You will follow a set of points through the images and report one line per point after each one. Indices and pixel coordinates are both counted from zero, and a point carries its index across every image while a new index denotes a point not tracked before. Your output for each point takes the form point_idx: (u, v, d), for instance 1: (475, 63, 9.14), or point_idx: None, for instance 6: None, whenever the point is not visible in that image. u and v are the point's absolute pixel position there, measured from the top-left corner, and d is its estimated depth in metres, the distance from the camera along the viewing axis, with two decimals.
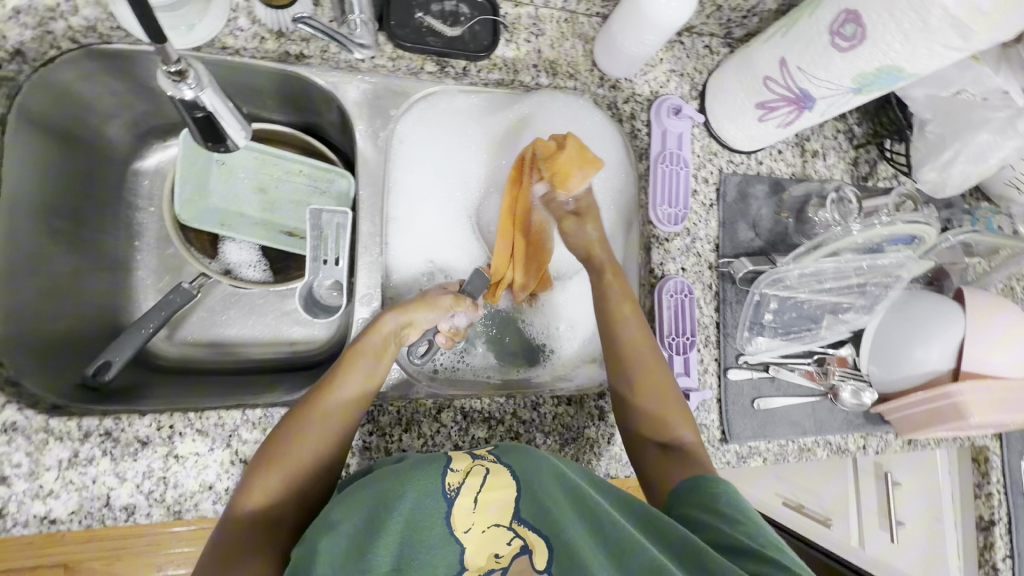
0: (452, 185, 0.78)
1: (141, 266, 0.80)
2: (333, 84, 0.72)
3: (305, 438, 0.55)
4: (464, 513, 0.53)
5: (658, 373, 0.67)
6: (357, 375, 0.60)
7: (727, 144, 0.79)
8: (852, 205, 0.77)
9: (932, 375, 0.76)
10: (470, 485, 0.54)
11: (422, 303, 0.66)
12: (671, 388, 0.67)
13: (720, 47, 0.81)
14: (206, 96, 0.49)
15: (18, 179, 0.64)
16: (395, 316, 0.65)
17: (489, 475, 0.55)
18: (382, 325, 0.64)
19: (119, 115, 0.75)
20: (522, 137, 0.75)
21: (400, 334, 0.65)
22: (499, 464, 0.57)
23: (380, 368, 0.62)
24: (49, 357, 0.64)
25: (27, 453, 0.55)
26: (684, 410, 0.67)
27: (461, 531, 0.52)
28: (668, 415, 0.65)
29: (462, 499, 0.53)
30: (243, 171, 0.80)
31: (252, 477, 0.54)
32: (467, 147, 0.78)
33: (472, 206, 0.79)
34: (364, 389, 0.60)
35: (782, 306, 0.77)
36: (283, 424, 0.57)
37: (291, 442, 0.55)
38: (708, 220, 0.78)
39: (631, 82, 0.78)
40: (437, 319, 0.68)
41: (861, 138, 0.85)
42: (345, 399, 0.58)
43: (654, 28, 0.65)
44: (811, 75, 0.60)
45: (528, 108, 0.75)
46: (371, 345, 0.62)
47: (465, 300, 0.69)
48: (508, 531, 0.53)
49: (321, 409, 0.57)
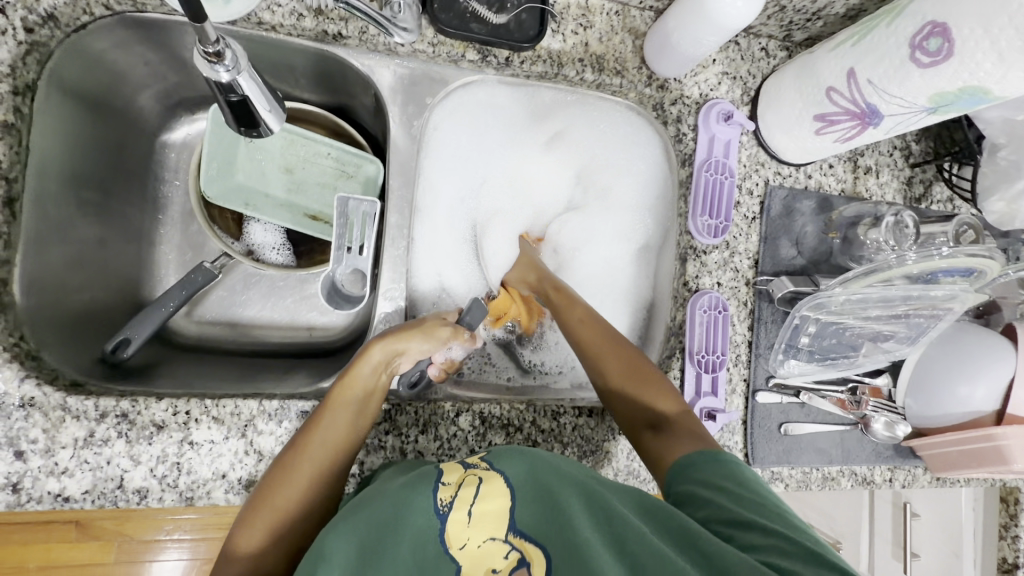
0: (488, 185, 0.78)
1: (164, 241, 0.78)
2: (370, 68, 0.70)
3: (289, 485, 0.53)
4: (458, 528, 0.51)
5: (623, 353, 0.64)
6: (342, 410, 0.56)
7: (777, 155, 0.75)
8: (909, 230, 0.71)
9: (976, 416, 0.72)
10: (462, 497, 0.52)
11: (415, 332, 0.63)
12: (642, 366, 0.63)
13: (777, 50, 0.77)
14: (243, 79, 0.47)
15: (48, 148, 0.62)
16: (380, 347, 0.61)
17: (483, 484, 0.53)
18: (368, 356, 0.60)
19: (151, 86, 0.73)
20: (553, 153, 0.79)
21: (390, 363, 0.62)
22: (491, 472, 0.55)
23: (370, 401, 0.59)
24: (70, 331, 0.63)
25: (44, 429, 0.54)
26: (664, 384, 0.62)
27: (456, 548, 0.51)
28: (647, 393, 0.61)
29: (455, 514, 0.52)
30: (270, 150, 0.77)
31: (241, 524, 0.51)
32: (498, 147, 0.78)
33: (494, 207, 0.79)
34: (353, 427, 0.57)
35: (821, 330, 0.73)
36: (268, 472, 0.54)
37: (272, 489, 0.52)
38: (748, 234, 0.75)
39: (680, 83, 0.74)
40: (431, 350, 0.64)
41: (918, 156, 0.80)
42: (334, 439, 0.55)
43: (715, 28, 0.61)
44: (883, 89, 0.55)
45: (561, 124, 0.77)
46: (356, 377, 0.59)
47: (464, 333, 0.67)
48: (503, 544, 0.51)
49: (304, 453, 0.54)
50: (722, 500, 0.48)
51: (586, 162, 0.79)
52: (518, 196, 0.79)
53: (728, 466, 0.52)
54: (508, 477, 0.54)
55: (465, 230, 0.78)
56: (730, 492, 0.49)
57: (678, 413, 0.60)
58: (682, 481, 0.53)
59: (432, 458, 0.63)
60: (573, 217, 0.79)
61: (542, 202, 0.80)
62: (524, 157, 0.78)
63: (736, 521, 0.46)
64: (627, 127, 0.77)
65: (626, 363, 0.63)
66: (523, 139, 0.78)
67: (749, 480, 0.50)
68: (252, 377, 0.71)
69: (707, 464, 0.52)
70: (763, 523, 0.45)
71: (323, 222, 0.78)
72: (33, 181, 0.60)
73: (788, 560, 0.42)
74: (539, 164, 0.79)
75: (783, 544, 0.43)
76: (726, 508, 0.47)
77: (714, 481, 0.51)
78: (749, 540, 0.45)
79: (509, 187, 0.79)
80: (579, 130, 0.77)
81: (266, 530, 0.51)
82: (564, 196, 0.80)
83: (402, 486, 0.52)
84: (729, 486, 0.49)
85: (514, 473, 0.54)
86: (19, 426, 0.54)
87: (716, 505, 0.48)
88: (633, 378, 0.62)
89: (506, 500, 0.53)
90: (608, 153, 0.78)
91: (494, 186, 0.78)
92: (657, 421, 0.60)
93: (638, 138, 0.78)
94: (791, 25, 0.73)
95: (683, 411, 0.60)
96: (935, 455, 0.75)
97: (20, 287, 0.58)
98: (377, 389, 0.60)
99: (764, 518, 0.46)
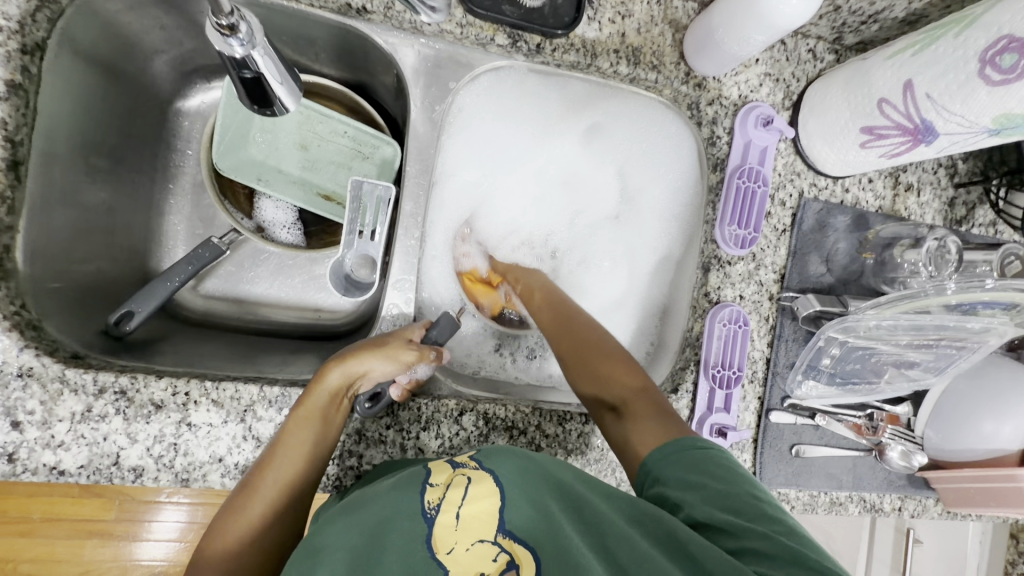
0: (530, 179, 0.77)
1: (173, 212, 0.76)
2: (392, 46, 0.66)
3: (247, 513, 0.53)
4: (446, 532, 0.48)
5: (581, 336, 0.64)
6: (298, 439, 0.55)
7: (815, 166, 0.71)
8: (951, 257, 0.67)
9: (998, 454, 0.69)
10: (450, 500, 0.49)
11: (371, 350, 0.60)
12: (604, 347, 0.63)
13: (825, 53, 0.73)
14: (258, 55, 0.45)
15: (57, 111, 0.60)
16: (336, 370, 0.59)
17: (471, 485, 0.50)
18: (325, 381, 0.58)
19: (166, 51, 0.70)
20: (590, 148, 0.77)
21: (349, 386, 0.60)
22: (481, 471, 0.51)
23: (329, 425, 0.57)
24: (73, 302, 0.62)
25: (41, 401, 0.53)
26: (628, 362, 0.61)
27: (442, 553, 0.47)
28: (603, 373, 0.60)
29: (442, 517, 0.48)
30: (287, 125, 0.74)
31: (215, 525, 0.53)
32: (525, 134, 0.75)
33: (519, 191, 0.77)
34: (313, 444, 0.56)
35: (846, 354, 0.70)
36: (236, 488, 0.55)
37: (232, 513, 0.53)
38: (777, 247, 0.71)
39: (719, 82, 0.70)
40: (393, 372, 0.61)
41: (964, 176, 0.76)
42: (291, 455, 0.55)
43: (765, 28, 0.57)
44: (942, 106, 0.51)
45: (597, 116, 0.75)
46: (313, 400, 0.57)
47: (430, 353, 0.63)
48: (493, 545, 0.48)
49: (261, 483, 0.54)
50: (694, 497, 0.46)
51: (628, 158, 0.77)
52: (564, 191, 0.78)
53: (700, 455, 0.50)
54: (498, 477, 0.50)
55: (494, 223, 0.78)
56: (706, 489, 0.47)
57: (637, 391, 0.58)
58: (656, 476, 0.51)
59: (432, 455, 0.62)
60: (615, 218, 0.78)
61: (587, 200, 0.78)
62: (567, 150, 0.77)
63: (710, 521, 0.45)
64: (667, 124, 0.74)
65: (586, 346, 0.63)
66: (561, 133, 0.76)
67: (725, 469, 0.48)
68: (255, 355, 0.70)
69: (675, 457, 0.50)
70: (737, 522, 0.44)
71: (335, 203, 0.76)
72: (40, 145, 0.58)
73: (762, 563, 0.41)
74: (580, 160, 0.77)
75: (756, 544, 0.42)
76: (700, 509, 0.46)
77: (684, 477, 0.48)
78: (727, 541, 0.44)
79: (553, 181, 0.78)
80: (618, 126, 0.75)
81: (226, 555, 0.51)
82: (606, 195, 0.78)
83: (389, 488, 0.50)
84: (702, 480, 0.47)
85: (504, 472, 0.51)
86: (16, 396, 0.53)
87: (688, 503, 0.46)
88: (591, 361, 0.62)
89: (495, 500, 0.49)
90: (647, 149, 0.76)
91: (537, 180, 0.77)
92: (617, 402, 0.58)
93: (676, 137, 0.74)
94: (843, 27, 0.68)
95: (641, 388, 0.58)
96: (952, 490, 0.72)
97: (23, 255, 0.57)
98: (336, 413, 0.58)
99: (738, 516, 0.45)
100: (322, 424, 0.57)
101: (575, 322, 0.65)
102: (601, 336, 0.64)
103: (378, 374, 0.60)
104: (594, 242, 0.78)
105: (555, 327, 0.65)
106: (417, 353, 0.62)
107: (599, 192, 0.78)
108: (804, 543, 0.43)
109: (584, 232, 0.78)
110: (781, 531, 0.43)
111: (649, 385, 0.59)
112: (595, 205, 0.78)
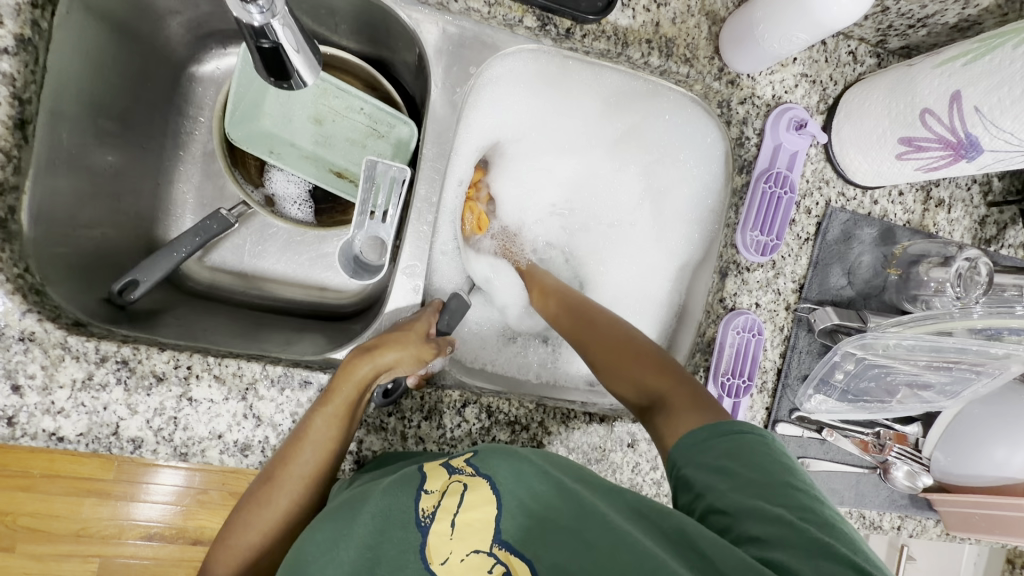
0: (558, 171, 0.76)
1: (183, 180, 0.75)
2: (416, 21, 0.64)
3: (271, 504, 0.52)
4: (441, 540, 0.47)
5: (611, 335, 0.61)
6: (322, 436, 0.54)
7: (845, 174, 0.68)
8: (981, 279, 0.64)
9: (1008, 482, 0.68)
10: (445, 507, 0.48)
11: (386, 345, 0.58)
12: (636, 342, 0.59)
13: (867, 56, 0.70)
14: (276, 24, 0.43)
15: (66, 71, 0.58)
16: (367, 363, 0.57)
17: (467, 493, 0.48)
18: (354, 373, 0.56)
19: (182, 12, 0.68)
20: (626, 147, 0.76)
21: (375, 378, 0.58)
22: (479, 478, 0.49)
23: (354, 419, 0.56)
24: (78, 267, 0.61)
25: (42, 366, 0.52)
26: (659, 356, 0.57)
27: (437, 563, 0.46)
28: (631, 365, 0.57)
29: (437, 525, 0.47)
30: (302, 97, 0.72)
31: (232, 522, 0.52)
32: (559, 115, 0.73)
33: (553, 180, 0.77)
34: (332, 446, 0.54)
35: (862, 370, 0.69)
36: (252, 484, 0.54)
37: (255, 505, 0.52)
38: (798, 256, 0.69)
39: (753, 80, 0.67)
40: (406, 372, 0.59)
41: (998, 194, 0.73)
42: (312, 461, 0.53)
43: (809, 26, 0.54)
44: (993, 122, 0.49)
45: (636, 118, 0.74)
46: (341, 395, 0.55)
47: (446, 348, 0.63)
48: (488, 557, 0.46)
49: (284, 476, 0.53)
50: (723, 485, 0.42)
51: (654, 162, 0.76)
52: (581, 191, 0.77)
53: (735, 439, 0.44)
54: (495, 484, 0.48)
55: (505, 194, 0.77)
56: (734, 475, 0.42)
57: (673, 383, 0.53)
58: (686, 461, 0.46)
59: (433, 446, 0.61)
60: (631, 223, 0.77)
61: (599, 204, 0.77)
62: (595, 155, 0.76)
63: (738, 509, 0.40)
64: (702, 134, 0.72)
65: (612, 345, 0.60)
66: (592, 138, 0.75)
67: (760, 453, 0.43)
68: (259, 331, 0.69)
69: (716, 444, 0.45)
70: (767, 511, 0.39)
71: (347, 180, 0.74)
72: (49, 103, 0.56)
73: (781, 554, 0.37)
74: (599, 161, 0.76)
75: (782, 532, 0.38)
76: (729, 497, 0.41)
77: (715, 462, 0.44)
78: (747, 532, 0.39)
79: (571, 179, 0.77)
80: (648, 130, 0.74)
81: (252, 542, 0.52)
82: (622, 200, 0.77)
83: (388, 486, 0.49)
84: (733, 465, 0.42)
85: (502, 478, 0.49)
86: (17, 359, 0.52)
87: (717, 490, 0.42)
88: (622, 356, 0.58)
89: (492, 508, 0.48)
90: (678, 153, 0.74)
91: (550, 176, 0.77)
92: (654, 396, 0.54)
93: (712, 147, 0.72)
94: (888, 29, 0.66)
95: (683, 381, 0.53)
96: (955, 513, 0.71)
97: (28, 217, 0.55)
98: (359, 406, 0.56)
99: (768, 503, 0.40)
100: (347, 420, 0.55)
101: (597, 321, 0.63)
102: (636, 333, 0.61)
103: (401, 369, 0.59)
104: (594, 239, 0.78)
105: (575, 331, 0.64)
106: (437, 349, 0.61)
107: (615, 199, 0.77)
108: (838, 534, 0.38)
109: (587, 229, 0.78)
110: (812, 520, 0.39)
111: (686, 377, 0.54)
112: (607, 207, 0.77)
